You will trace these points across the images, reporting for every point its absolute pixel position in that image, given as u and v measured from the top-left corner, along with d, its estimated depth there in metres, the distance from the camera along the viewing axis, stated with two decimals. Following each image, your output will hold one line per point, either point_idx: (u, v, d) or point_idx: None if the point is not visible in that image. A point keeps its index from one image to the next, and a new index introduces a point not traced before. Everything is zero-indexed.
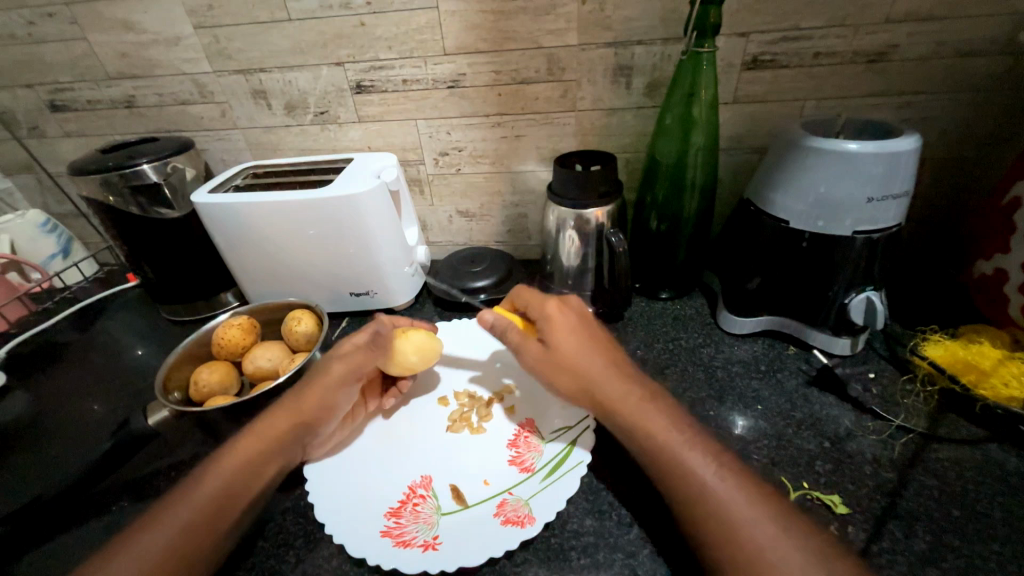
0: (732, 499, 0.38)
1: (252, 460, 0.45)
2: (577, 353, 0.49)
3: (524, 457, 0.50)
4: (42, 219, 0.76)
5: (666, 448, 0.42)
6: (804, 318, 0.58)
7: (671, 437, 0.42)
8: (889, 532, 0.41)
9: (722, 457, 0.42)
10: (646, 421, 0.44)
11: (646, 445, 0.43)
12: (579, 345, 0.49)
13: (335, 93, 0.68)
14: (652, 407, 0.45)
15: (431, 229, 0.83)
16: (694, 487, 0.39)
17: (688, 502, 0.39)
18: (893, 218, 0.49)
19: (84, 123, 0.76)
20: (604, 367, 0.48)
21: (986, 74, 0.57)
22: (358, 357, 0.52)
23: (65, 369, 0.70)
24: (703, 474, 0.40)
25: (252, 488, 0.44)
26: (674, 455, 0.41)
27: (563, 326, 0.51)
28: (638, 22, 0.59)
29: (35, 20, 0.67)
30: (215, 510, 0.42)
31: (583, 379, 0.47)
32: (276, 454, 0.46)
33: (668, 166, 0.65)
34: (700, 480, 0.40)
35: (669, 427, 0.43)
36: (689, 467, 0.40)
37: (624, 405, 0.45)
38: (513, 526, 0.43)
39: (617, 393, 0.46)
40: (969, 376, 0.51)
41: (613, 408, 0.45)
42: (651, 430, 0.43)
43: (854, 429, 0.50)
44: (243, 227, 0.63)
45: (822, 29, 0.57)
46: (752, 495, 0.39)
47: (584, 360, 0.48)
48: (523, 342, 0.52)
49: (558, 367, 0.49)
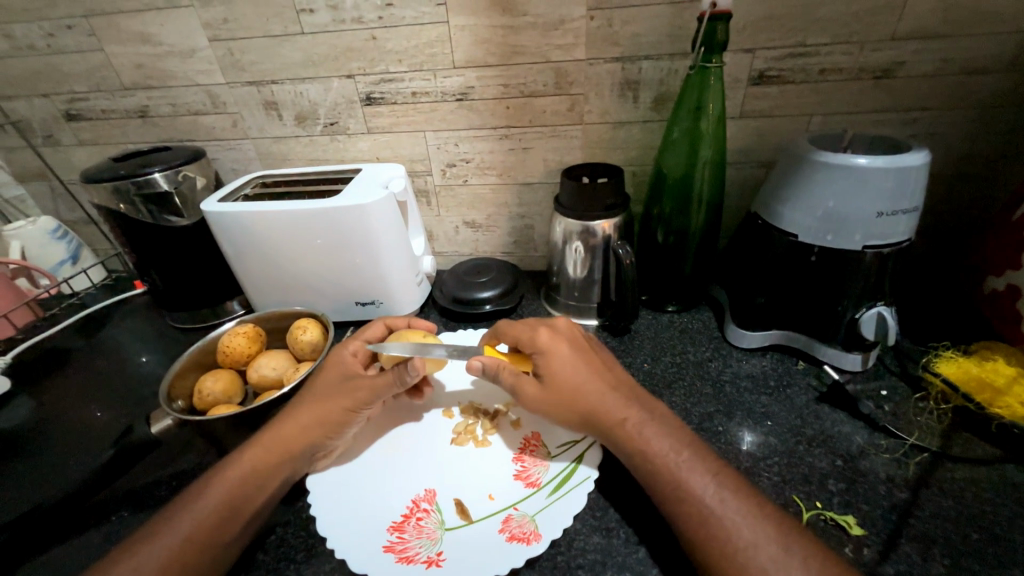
0: (732, 522, 0.37)
1: (256, 472, 0.44)
2: (576, 388, 0.47)
3: (529, 471, 0.49)
4: (53, 226, 0.77)
5: (663, 470, 0.41)
6: (814, 333, 0.57)
7: (669, 459, 0.42)
8: (906, 555, 0.40)
9: (722, 476, 0.41)
10: (645, 443, 0.43)
11: (645, 469, 0.42)
12: (576, 376, 0.47)
13: (345, 105, 0.69)
14: (652, 430, 0.44)
15: (437, 239, 0.83)
16: (694, 510, 0.39)
17: (689, 525, 0.38)
18: (904, 233, 0.49)
19: (98, 132, 0.78)
20: (600, 394, 0.46)
21: (993, 91, 0.58)
22: (386, 382, 0.49)
23: (70, 375, 0.70)
24: (701, 496, 0.39)
25: (255, 501, 0.44)
26: (672, 476, 0.41)
27: (559, 355, 0.48)
28: (645, 38, 0.60)
29: (54, 31, 0.68)
30: (217, 523, 0.41)
31: (584, 410, 0.46)
32: (281, 467, 0.45)
33: (675, 179, 0.65)
34: (700, 502, 0.39)
35: (669, 447, 0.42)
36: (687, 489, 0.40)
37: (625, 431, 0.44)
38: (518, 543, 0.42)
39: (618, 419, 0.45)
40: (984, 395, 0.49)
41: (615, 436, 0.44)
42: (650, 453, 0.42)
43: (867, 447, 0.49)
44: (251, 236, 0.63)
45: (828, 45, 0.57)
46: (755, 517, 0.38)
47: (583, 393, 0.46)
48: (517, 379, 0.49)
49: (557, 403, 0.47)
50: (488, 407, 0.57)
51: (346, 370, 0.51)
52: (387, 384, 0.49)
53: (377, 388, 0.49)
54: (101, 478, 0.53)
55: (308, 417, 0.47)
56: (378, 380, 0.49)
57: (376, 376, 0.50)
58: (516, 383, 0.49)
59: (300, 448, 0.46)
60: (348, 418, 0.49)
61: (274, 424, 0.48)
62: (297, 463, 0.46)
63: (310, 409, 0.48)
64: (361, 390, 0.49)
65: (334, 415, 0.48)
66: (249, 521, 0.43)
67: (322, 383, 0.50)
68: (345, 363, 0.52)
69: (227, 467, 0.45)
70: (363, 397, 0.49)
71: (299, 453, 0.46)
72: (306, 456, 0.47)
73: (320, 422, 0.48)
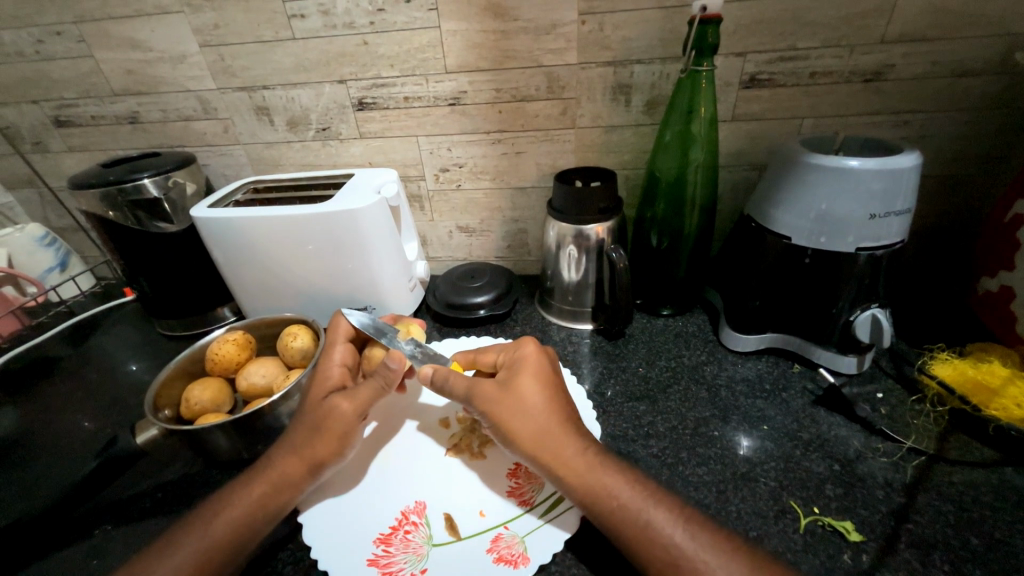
0: (706, 562, 0.36)
1: (247, 506, 0.43)
2: (541, 414, 0.45)
3: (523, 488, 0.48)
4: (41, 232, 0.76)
5: (629, 507, 0.40)
6: (808, 336, 0.57)
7: (632, 494, 0.41)
8: (905, 561, 0.40)
9: (688, 513, 0.40)
10: (605, 479, 0.42)
11: (604, 508, 0.41)
12: (540, 401, 0.46)
13: (337, 110, 0.69)
14: (609, 466, 0.43)
15: (431, 244, 0.83)
16: (663, 553, 0.38)
17: (659, 569, 0.37)
18: (898, 233, 0.49)
19: (88, 139, 0.77)
20: (559, 421, 0.45)
21: (981, 94, 0.58)
22: (371, 391, 0.48)
23: (57, 384, 0.69)
24: (672, 535, 0.38)
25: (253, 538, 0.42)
26: (637, 516, 0.39)
27: (529, 377, 0.48)
28: (636, 42, 0.60)
29: (44, 38, 0.68)
30: (212, 554, 0.40)
31: (547, 439, 0.44)
32: (283, 504, 0.44)
33: (668, 181, 0.65)
34: (666, 541, 0.38)
35: (630, 484, 0.42)
36: (655, 529, 0.39)
37: (583, 465, 0.43)
38: (506, 565, 0.41)
39: (577, 450, 0.44)
40: (979, 397, 0.50)
41: (570, 469, 0.43)
42: (609, 491, 0.41)
43: (864, 450, 0.49)
44: (241, 242, 0.62)
45: (818, 49, 0.57)
46: (732, 552, 0.37)
47: (548, 418, 0.45)
48: (477, 391, 0.47)
49: (516, 428, 0.45)
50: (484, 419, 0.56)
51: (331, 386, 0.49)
52: (373, 394, 0.48)
53: (363, 401, 0.47)
54: (85, 490, 0.52)
55: (308, 445, 0.45)
56: (362, 392, 0.47)
57: (361, 387, 0.48)
58: (473, 399, 0.47)
59: (291, 483, 0.44)
60: (343, 445, 0.46)
61: (272, 455, 0.46)
62: (299, 494, 0.45)
63: (304, 437, 0.46)
64: (346, 408, 0.46)
65: (331, 446, 0.45)
66: (248, 549, 0.42)
67: (309, 403, 0.48)
68: (333, 379, 0.50)
69: (223, 501, 0.43)
70: (350, 413, 0.46)
71: (301, 486, 0.45)
72: (309, 486, 0.45)
73: (314, 454, 0.45)
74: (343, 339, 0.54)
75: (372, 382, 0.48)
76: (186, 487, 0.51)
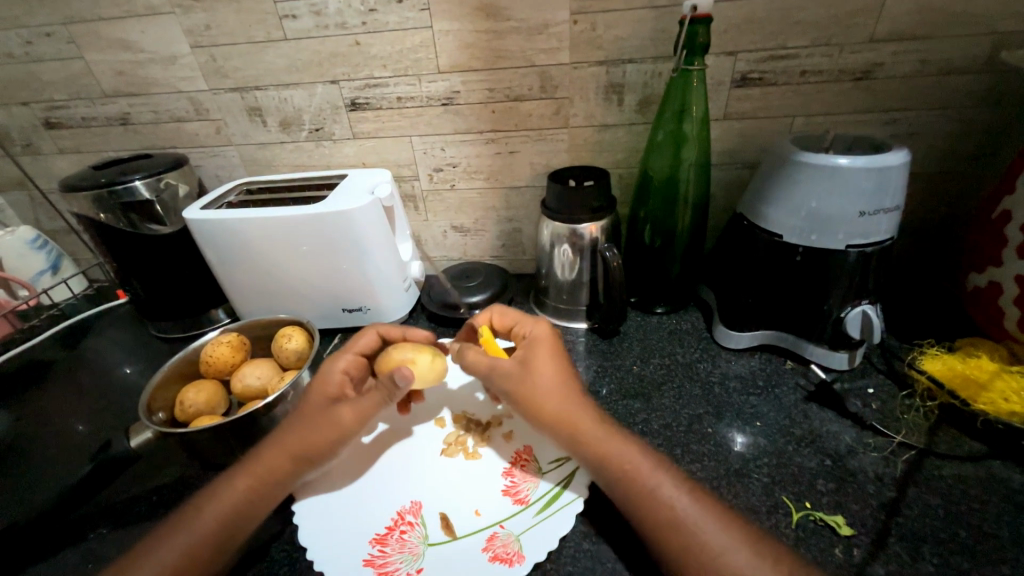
0: (708, 528, 0.38)
1: (238, 501, 0.43)
2: (558, 389, 0.46)
3: (519, 487, 0.48)
4: (32, 235, 0.76)
5: (638, 473, 0.41)
6: (801, 332, 0.58)
7: (641, 461, 0.42)
8: (895, 554, 0.40)
9: (689, 482, 0.42)
10: (615, 447, 0.43)
11: (615, 474, 0.42)
12: (556, 377, 0.47)
13: (330, 111, 0.69)
14: (619, 434, 0.45)
15: (425, 244, 0.83)
16: (669, 516, 0.39)
17: (665, 530, 0.38)
18: (886, 231, 0.49)
19: (79, 141, 0.77)
20: (573, 394, 0.46)
21: (969, 91, 0.58)
22: (372, 401, 0.47)
23: (50, 388, 0.69)
24: (676, 501, 0.39)
25: (245, 529, 0.42)
26: (646, 481, 0.41)
27: (543, 355, 0.49)
28: (629, 41, 0.60)
29: (33, 39, 0.67)
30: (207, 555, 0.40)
31: (564, 411, 0.45)
32: (275, 491, 0.44)
33: (661, 180, 0.65)
34: (668, 503, 0.39)
35: (639, 452, 0.43)
36: (663, 494, 0.40)
37: (597, 433, 0.44)
38: (501, 564, 0.41)
39: (590, 420, 0.45)
40: (968, 391, 0.50)
41: (583, 436, 0.44)
42: (621, 457, 0.42)
43: (855, 445, 0.50)
44: (234, 243, 0.62)
45: (808, 48, 0.58)
46: (727, 521, 0.39)
47: (564, 392, 0.46)
48: (497, 370, 0.48)
49: (533, 401, 0.46)
50: (480, 418, 0.56)
51: (330, 392, 0.48)
52: (374, 404, 0.47)
53: (364, 411, 0.47)
54: (79, 494, 0.52)
55: (296, 440, 0.45)
56: (364, 402, 0.47)
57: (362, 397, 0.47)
58: (494, 375, 0.48)
59: (280, 475, 0.44)
60: (335, 446, 0.46)
61: (260, 448, 0.46)
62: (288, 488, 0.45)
63: (299, 434, 0.46)
64: (347, 416, 0.46)
65: (323, 442, 0.45)
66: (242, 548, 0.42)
67: (306, 405, 0.48)
68: (332, 385, 0.49)
69: (211, 498, 0.43)
70: (350, 423, 0.46)
71: (289, 480, 0.45)
72: (296, 480, 0.45)
73: (306, 447, 0.45)
74: (352, 350, 0.54)
75: (373, 393, 0.47)
76: (181, 490, 0.51)
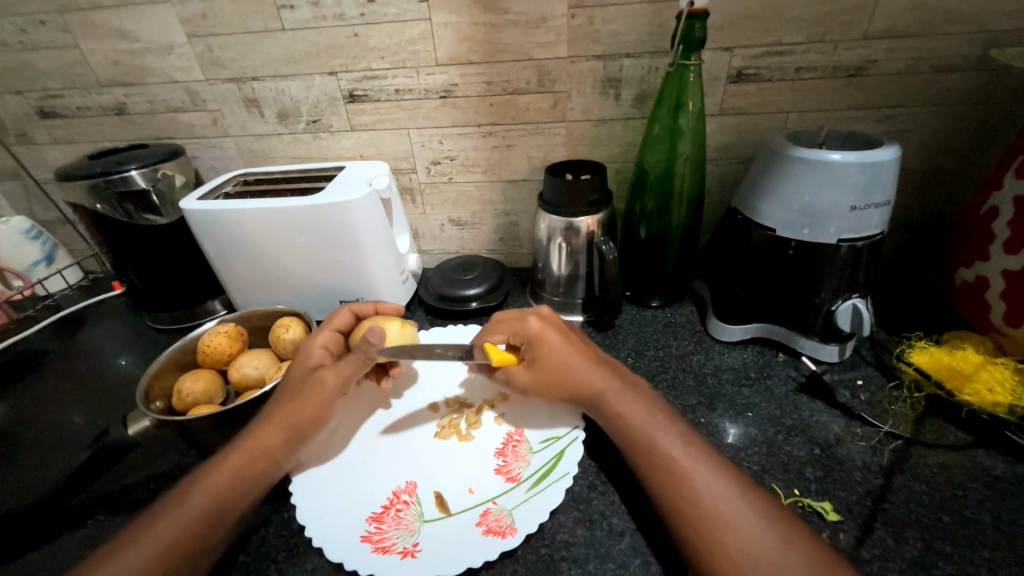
0: (705, 483, 0.39)
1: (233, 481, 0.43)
2: (565, 358, 0.49)
3: (510, 466, 0.49)
4: (27, 225, 0.75)
5: (643, 429, 0.44)
6: (793, 325, 0.59)
7: (648, 424, 0.44)
8: (879, 539, 0.41)
9: (699, 444, 0.43)
10: (626, 409, 0.46)
11: (623, 430, 0.45)
12: (563, 345, 0.50)
13: (327, 102, 0.69)
14: (633, 397, 0.47)
15: (422, 237, 0.83)
16: (666, 467, 0.41)
17: (665, 482, 0.40)
18: (877, 226, 0.50)
19: (74, 130, 0.76)
20: (585, 362, 0.50)
21: (960, 90, 0.59)
22: (353, 365, 0.50)
23: (45, 378, 0.69)
24: (676, 456, 0.41)
25: (240, 505, 0.42)
26: (650, 438, 0.43)
27: (553, 329, 0.52)
28: (626, 36, 0.60)
29: (27, 27, 0.67)
30: (203, 539, 0.40)
31: (571, 379, 0.49)
32: (269, 466, 0.45)
33: (656, 175, 0.66)
34: (667, 456, 0.41)
35: (649, 414, 0.45)
36: (665, 450, 0.42)
37: (610, 395, 0.47)
38: (495, 536, 0.42)
39: (600, 383, 0.48)
40: (954, 382, 0.52)
41: (597, 398, 0.47)
42: (630, 415, 0.45)
43: (844, 435, 0.51)
44: (231, 235, 0.62)
45: (803, 44, 0.58)
46: (728, 480, 0.40)
47: (572, 358, 0.49)
48: (513, 377, 0.51)
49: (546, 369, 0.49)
50: (472, 402, 0.57)
51: (313, 363, 0.50)
52: (355, 367, 0.50)
53: (346, 373, 0.49)
54: (77, 482, 0.52)
55: (286, 413, 0.47)
56: (344, 365, 0.50)
57: (343, 361, 0.50)
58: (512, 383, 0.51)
59: (277, 447, 0.45)
60: (324, 412, 0.48)
61: (252, 428, 0.47)
62: (282, 464, 0.46)
63: (287, 408, 0.47)
64: (331, 380, 0.48)
65: (311, 412, 0.47)
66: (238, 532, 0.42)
67: (293, 378, 0.49)
68: (312, 357, 0.50)
69: (202, 476, 0.43)
70: (333, 385, 0.48)
71: (283, 453, 0.46)
72: (291, 453, 0.46)
73: (300, 420, 0.47)
74: (331, 326, 0.54)
75: (351, 358, 0.50)
76: (179, 478, 0.51)
